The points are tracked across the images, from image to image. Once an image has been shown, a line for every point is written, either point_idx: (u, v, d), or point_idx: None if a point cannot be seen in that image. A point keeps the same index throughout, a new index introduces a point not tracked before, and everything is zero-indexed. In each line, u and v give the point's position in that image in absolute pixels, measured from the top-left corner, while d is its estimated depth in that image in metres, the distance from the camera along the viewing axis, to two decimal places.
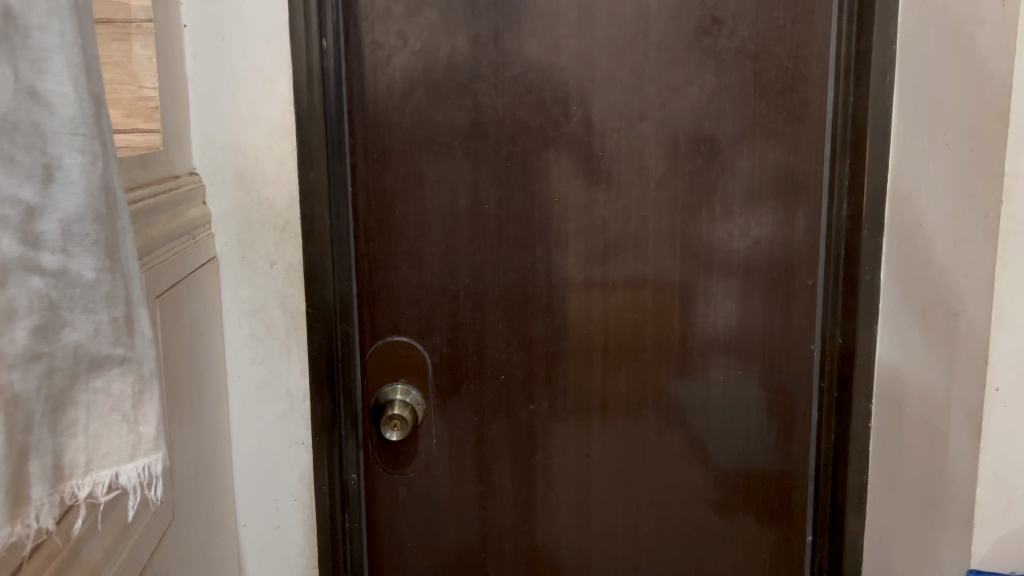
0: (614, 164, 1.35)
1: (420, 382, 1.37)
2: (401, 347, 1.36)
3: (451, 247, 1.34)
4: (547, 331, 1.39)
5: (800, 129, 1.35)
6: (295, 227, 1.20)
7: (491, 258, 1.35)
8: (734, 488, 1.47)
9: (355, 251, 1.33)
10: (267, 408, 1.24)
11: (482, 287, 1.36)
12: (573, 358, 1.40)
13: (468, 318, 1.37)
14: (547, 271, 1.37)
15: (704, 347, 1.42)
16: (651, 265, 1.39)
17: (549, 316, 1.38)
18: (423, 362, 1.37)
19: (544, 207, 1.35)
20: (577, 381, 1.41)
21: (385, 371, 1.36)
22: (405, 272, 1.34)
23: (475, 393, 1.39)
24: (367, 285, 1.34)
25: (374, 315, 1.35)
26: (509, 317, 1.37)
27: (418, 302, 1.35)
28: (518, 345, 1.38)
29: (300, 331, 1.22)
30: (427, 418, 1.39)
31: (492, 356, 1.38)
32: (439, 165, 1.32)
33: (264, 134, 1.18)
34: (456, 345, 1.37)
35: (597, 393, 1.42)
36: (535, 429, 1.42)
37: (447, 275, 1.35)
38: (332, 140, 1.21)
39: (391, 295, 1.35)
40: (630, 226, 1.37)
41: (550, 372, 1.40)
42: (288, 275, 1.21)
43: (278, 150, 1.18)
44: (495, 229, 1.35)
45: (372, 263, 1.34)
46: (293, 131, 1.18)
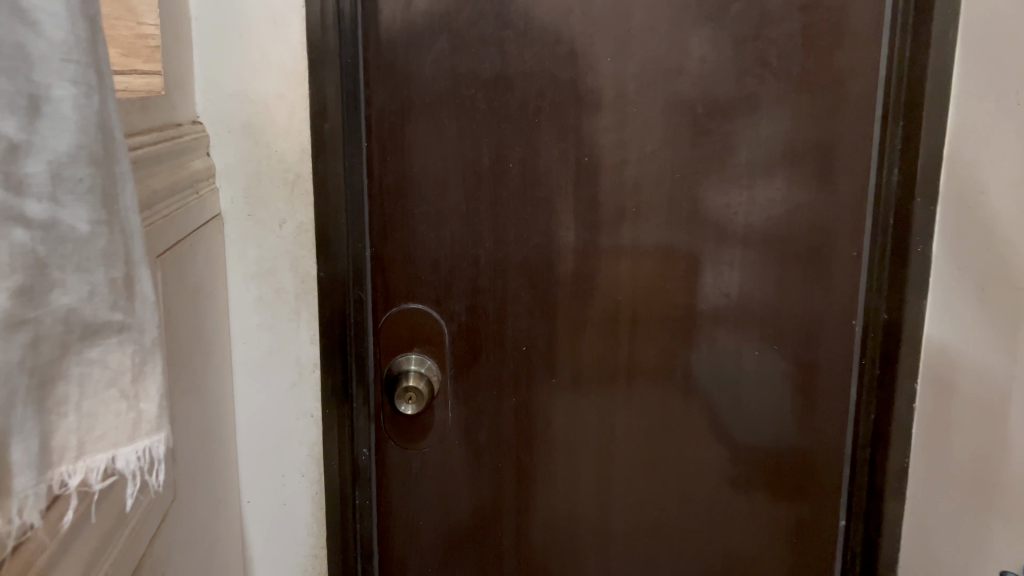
0: (649, 122, 1.25)
1: (436, 351, 1.29)
2: (416, 314, 1.27)
3: (472, 208, 1.25)
4: (572, 300, 1.30)
5: (850, 88, 1.26)
6: (306, 182, 1.11)
7: (515, 221, 1.26)
8: (764, 467, 1.39)
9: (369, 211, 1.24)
10: (275, 378, 1.15)
11: (504, 252, 1.27)
12: (598, 328, 1.32)
13: (489, 285, 1.28)
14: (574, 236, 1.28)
15: (737, 319, 1.34)
16: (684, 232, 1.30)
17: (575, 284, 1.30)
18: (440, 331, 1.28)
19: (572, 168, 1.26)
20: (601, 353, 1.33)
21: (399, 340, 1.27)
22: (422, 233, 1.25)
23: (494, 365, 1.31)
24: (381, 248, 1.25)
25: (387, 279, 1.26)
26: (533, 285, 1.29)
27: (436, 267, 1.27)
28: (541, 316, 1.30)
29: (310, 296, 1.14)
30: (442, 390, 1.31)
31: (513, 325, 1.30)
32: (461, 119, 1.22)
33: (273, 81, 1.08)
34: (475, 313, 1.29)
35: (622, 366, 1.34)
36: (556, 403, 1.34)
37: (467, 239, 1.26)
38: (347, 90, 1.12)
39: (407, 259, 1.26)
40: (664, 190, 1.28)
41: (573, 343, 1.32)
42: (298, 235, 1.12)
43: (289, 98, 1.09)
44: (519, 191, 1.25)
45: (386, 225, 1.24)
46: (306, 78, 1.08)
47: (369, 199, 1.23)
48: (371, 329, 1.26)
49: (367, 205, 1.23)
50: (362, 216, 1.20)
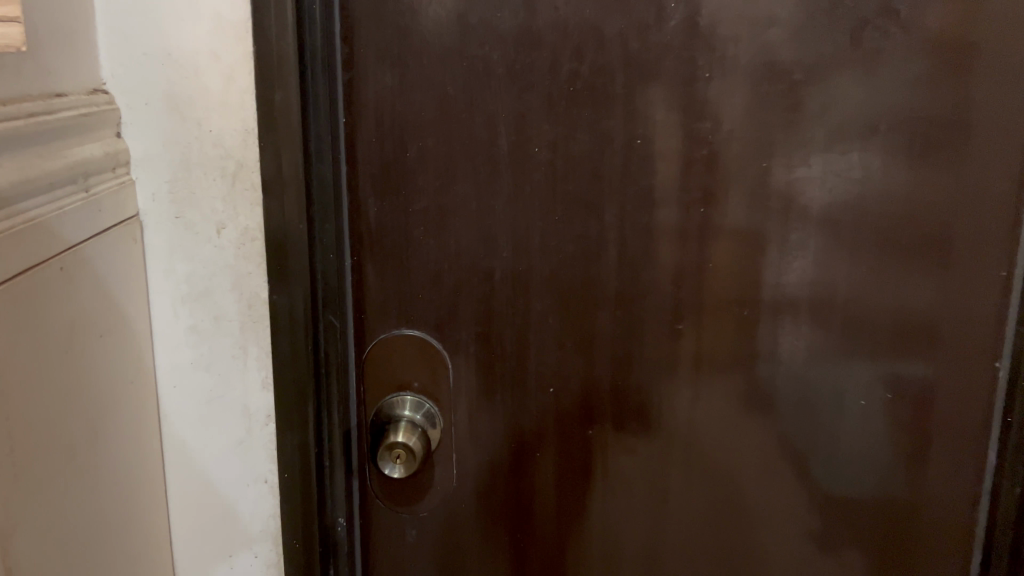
0: (728, 92, 0.92)
1: (437, 390, 0.99)
2: (412, 342, 0.97)
3: (485, 206, 0.94)
4: (617, 328, 0.98)
5: (1008, 46, 0.91)
6: (252, 174, 0.81)
7: (542, 224, 0.95)
8: (869, 548, 1.06)
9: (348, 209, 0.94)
10: (217, 433, 0.87)
11: (528, 265, 0.96)
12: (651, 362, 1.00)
13: (508, 308, 0.97)
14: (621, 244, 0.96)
15: (841, 352, 1.00)
16: (773, 239, 0.96)
17: (621, 307, 0.97)
18: (442, 364, 0.98)
19: (621, 152, 0.94)
20: (657, 398, 1.01)
21: (390, 375, 0.98)
22: (420, 238, 0.95)
23: (512, 410, 1.00)
24: (364, 257, 0.95)
25: (373, 297, 0.97)
26: (564, 309, 0.97)
27: (437, 282, 0.96)
28: (576, 349, 0.98)
29: (259, 327, 0.85)
30: (445, 440, 1.01)
31: (539, 358, 0.98)
32: (471, 86, 0.91)
33: (205, 35, 0.78)
34: (489, 344, 0.98)
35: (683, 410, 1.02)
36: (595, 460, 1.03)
37: (479, 248, 0.95)
38: (308, 49, 0.81)
39: (399, 272, 0.96)
40: (747, 183, 0.95)
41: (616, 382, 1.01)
42: (243, 245, 0.83)
43: (226, 59, 0.79)
44: (547, 183, 0.94)
45: (372, 227, 0.94)
46: (249, 31, 0.78)
47: (348, 193, 0.93)
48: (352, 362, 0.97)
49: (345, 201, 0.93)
50: (336, 217, 0.90)
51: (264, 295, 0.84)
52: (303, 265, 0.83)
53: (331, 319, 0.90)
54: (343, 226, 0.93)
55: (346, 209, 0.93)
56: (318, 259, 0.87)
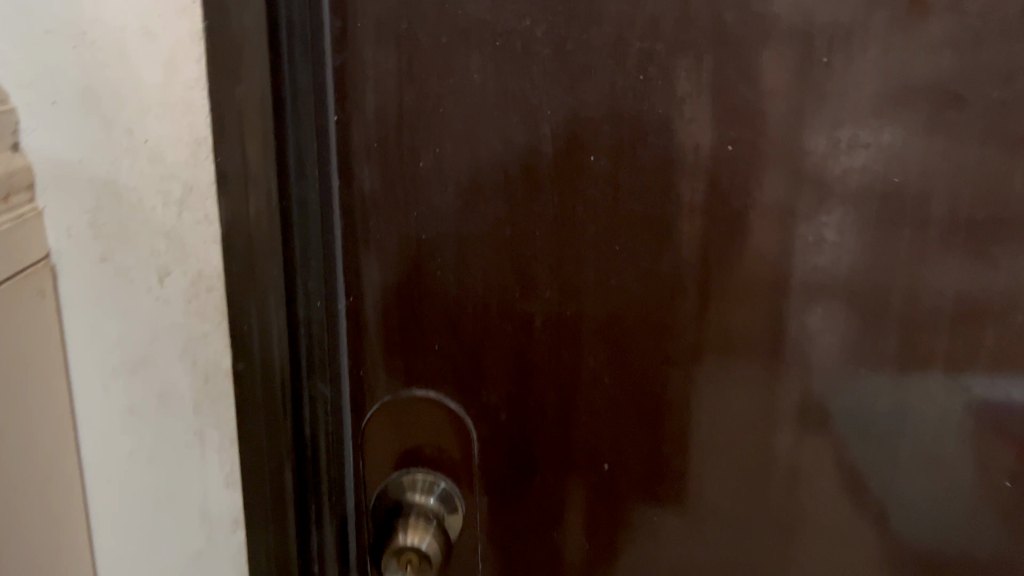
0: (856, 83, 0.65)
1: (455, 467, 0.77)
2: (424, 405, 0.75)
3: (522, 233, 0.71)
4: (691, 395, 0.74)
5: None
6: (204, 201, 0.58)
7: (598, 257, 0.71)
8: None
9: (336, 236, 0.71)
10: (166, 545, 0.65)
11: (578, 308, 0.73)
12: (747, 441, 0.74)
13: (551, 363, 0.74)
14: (704, 287, 0.71)
15: (996, 438, 0.72)
16: (937, 283, 0.69)
17: (697, 368, 0.73)
18: (463, 434, 0.76)
19: (715, 165, 0.68)
20: (739, 488, 0.76)
21: (397, 446, 0.76)
22: (435, 273, 0.72)
23: (554, 493, 0.77)
24: (361, 297, 0.73)
25: (371, 348, 0.74)
26: (625, 366, 0.74)
27: (455, 330, 0.73)
28: (641, 418, 0.75)
29: (220, 408, 0.62)
30: (469, 528, 0.79)
31: (589, 429, 0.76)
32: (504, 72, 0.67)
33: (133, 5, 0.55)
34: (524, 408, 0.75)
35: (788, 503, 0.76)
36: (665, 557, 0.79)
37: (512, 286, 0.72)
38: (284, 23, 0.57)
39: (405, 317, 0.73)
40: (880, 210, 0.67)
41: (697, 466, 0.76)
42: (195, 297, 0.60)
43: (165, 38, 0.55)
44: (608, 205, 0.70)
45: (370, 259, 0.72)
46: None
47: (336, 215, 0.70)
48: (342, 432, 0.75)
49: (333, 226, 0.70)
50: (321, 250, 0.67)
51: (227, 366, 0.61)
52: (279, 323, 0.61)
53: (318, 386, 0.68)
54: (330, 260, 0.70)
55: (333, 237, 0.71)
56: (299, 309, 0.65)
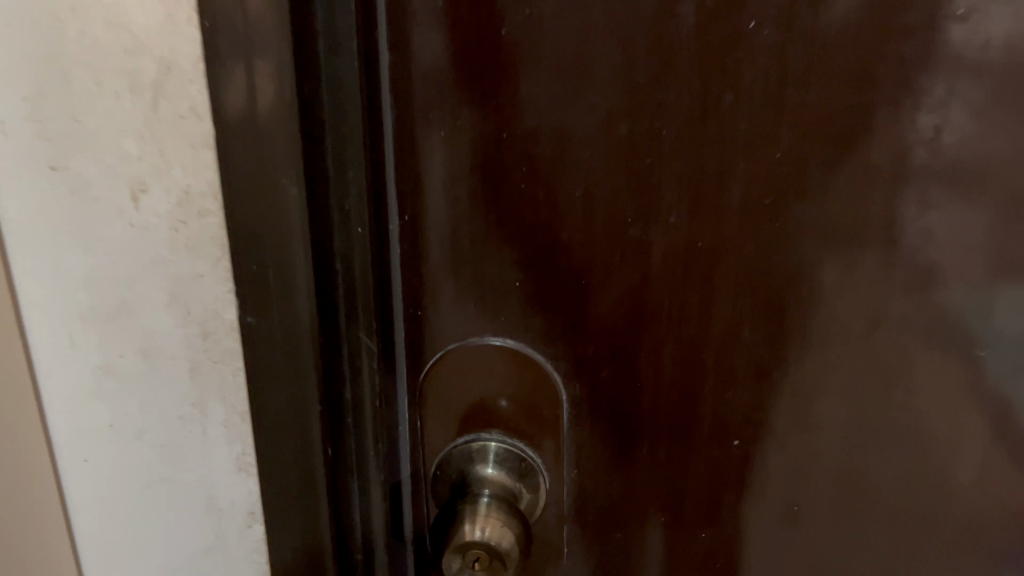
0: None
1: (538, 434, 0.60)
2: (500, 356, 0.58)
3: (643, 134, 0.51)
4: (860, 357, 0.56)
5: None
6: (189, 85, 0.40)
7: (748, 168, 0.51)
8: None
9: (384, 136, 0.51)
10: (165, 538, 0.50)
11: (714, 236, 0.53)
12: (934, 413, 0.57)
13: (673, 309, 0.55)
14: (899, 211, 0.51)
15: None
16: None
17: (872, 323, 0.55)
18: (549, 394, 0.59)
19: (925, 39, 0.47)
20: (910, 476, 0.59)
21: (464, 404, 0.60)
22: (519, 188, 0.53)
23: (665, 469, 0.60)
24: (417, 217, 0.54)
25: (430, 284, 0.56)
26: (773, 316, 0.55)
27: (544, 264, 0.55)
28: (790, 381, 0.57)
29: (225, 372, 0.45)
30: (549, 509, 0.62)
31: (717, 394, 0.58)
32: None
33: None
34: (632, 365, 0.57)
35: (978, 482, 0.59)
36: (812, 551, 0.63)
37: (625, 208, 0.53)
38: None
39: (479, 244, 0.54)
40: None
41: (861, 444, 0.58)
42: (184, 224, 0.42)
43: None
44: (768, 93, 0.49)
45: (432, 167, 0.52)
46: None
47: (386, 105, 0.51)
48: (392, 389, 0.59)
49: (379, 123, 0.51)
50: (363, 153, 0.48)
51: (232, 317, 0.44)
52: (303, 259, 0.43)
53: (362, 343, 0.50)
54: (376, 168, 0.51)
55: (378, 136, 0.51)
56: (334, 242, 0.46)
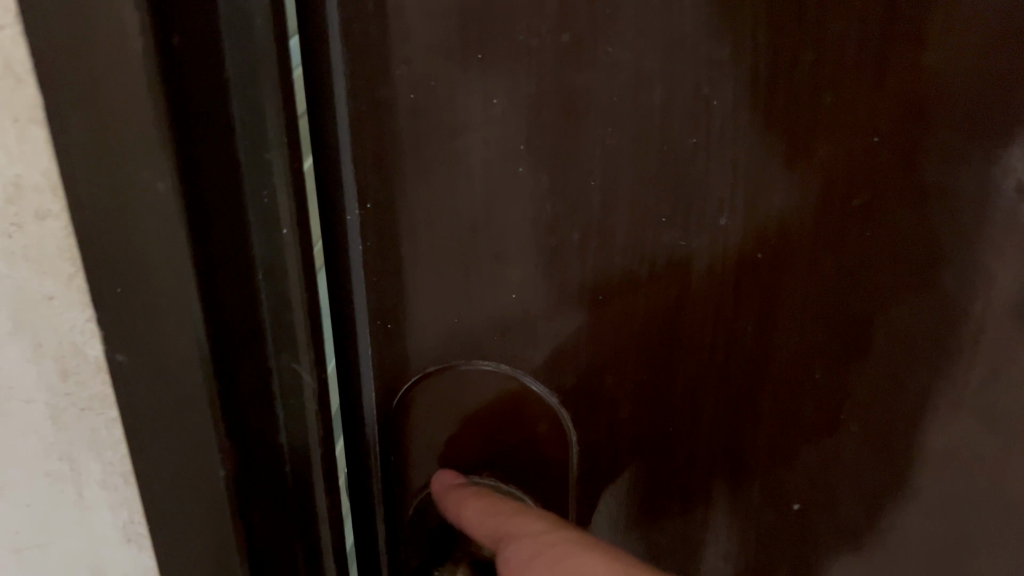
0: None
1: (537, 477, 0.49)
2: (488, 384, 0.46)
3: (682, 110, 0.37)
4: (974, 413, 0.41)
5: None
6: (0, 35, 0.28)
7: (832, 158, 0.37)
8: None
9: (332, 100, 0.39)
10: None
11: (778, 248, 0.40)
12: None
13: (718, 335, 0.43)
14: None
15: None
16: None
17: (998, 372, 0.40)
18: (553, 430, 0.47)
19: None
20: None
21: (450, 439, 0.48)
22: (512, 174, 0.40)
23: (701, 522, 0.49)
24: (382, 206, 0.42)
25: (403, 289, 0.44)
26: (853, 354, 0.41)
27: (546, 271, 0.42)
28: (871, 437, 0.43)
29: (95, 422, 0.35)
30: None
31: (777, 440, 0.45)
32: None
33: None
34: (662, 400, 0.45)
35: None
36: None
37: (657, 206, 0.40)
38: None
39: (463, 244, 0.42)
40: None
41: (963, 518, 0.44)
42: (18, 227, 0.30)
43: None
44: (868, 51, 0.35)
45: (397, 142, 0.40)
46: None
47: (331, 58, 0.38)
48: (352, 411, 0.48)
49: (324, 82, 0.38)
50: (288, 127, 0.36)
51: (96, 354, 0.33)
52: (180, 283, 0.31)
53: (298, 379, 0.38)
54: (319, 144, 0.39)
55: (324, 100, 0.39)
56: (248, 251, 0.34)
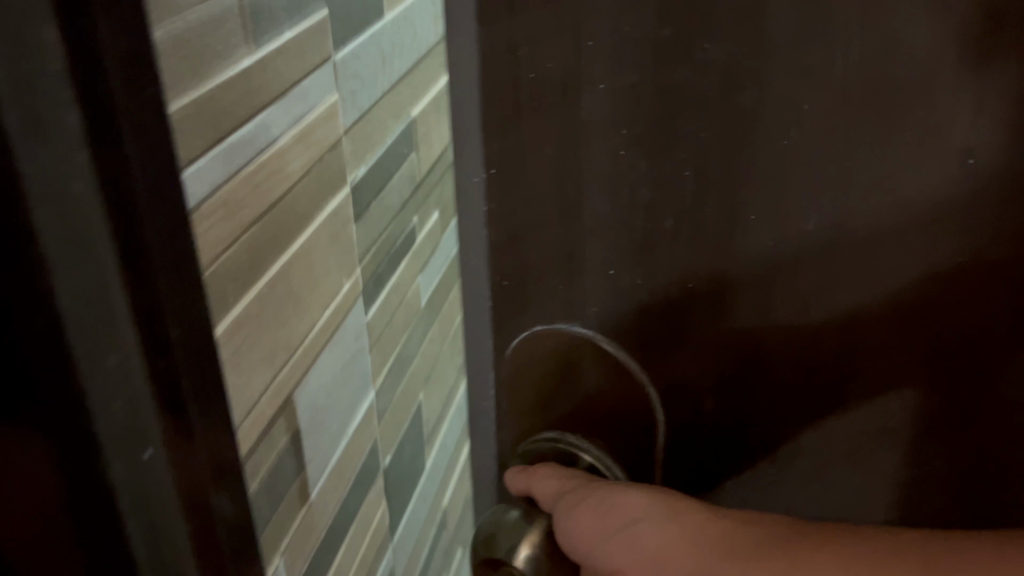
0: None
1: (626, 438, 0.51)
2: (575, 344, 0.49)
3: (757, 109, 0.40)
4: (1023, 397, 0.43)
5: None
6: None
7: (890, 171, 0.40)
8: None
9: (268, 157, 0.43)
10: None
11: (850, 255, 0.42)
12: None
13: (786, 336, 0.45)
14: None
15: None
16: None
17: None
18: (634, 394, 0.50)
19: None
20: None
21: (541, 393, 0.52)
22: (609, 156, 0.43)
23: (767, 502, 0.50)
24: (315, 216, 0.48)
25: (514, 254, 0.48)
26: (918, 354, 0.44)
27: (646, 240, 0.45)
28: (934, 435, 0.45)
29: None
30: None
31: (837, 425, 0.47)
32: None
33: None
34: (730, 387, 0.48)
35: None
36: None
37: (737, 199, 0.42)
38: None
39: (563, 215, 0.46)
40: None
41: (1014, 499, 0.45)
42: None
43: None
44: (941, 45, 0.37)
45: (526, 108, 0.43)
46: None
47: (323, 80, 0.47)
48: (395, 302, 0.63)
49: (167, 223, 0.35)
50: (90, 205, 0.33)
51: None
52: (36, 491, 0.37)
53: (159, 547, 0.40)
54: (314, 150, 0.47)
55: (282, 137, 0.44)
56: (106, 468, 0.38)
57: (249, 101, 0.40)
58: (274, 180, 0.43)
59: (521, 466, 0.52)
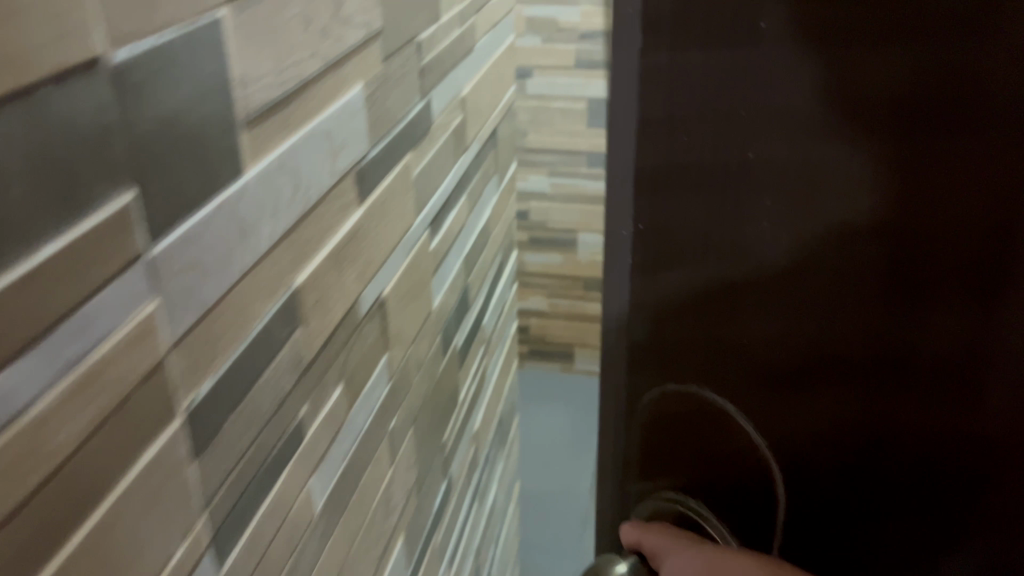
0: None
1: (726, 482, 0.55)
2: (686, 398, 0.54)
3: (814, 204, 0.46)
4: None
5: None
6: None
7: (914, 240, 0.45)
8: None
9: (355, 143, 0.27)
10: None
11: (904, 292, 0.46)
12: None
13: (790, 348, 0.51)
14: None
15: None
16: None
17: None
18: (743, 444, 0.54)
19: None
20: None
21: (661, 442, 0.56)
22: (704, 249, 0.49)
23: (864, 540, 0.54)
24: (345, 339, 0.28)
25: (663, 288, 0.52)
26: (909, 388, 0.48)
27: (736, 303, 0.50)
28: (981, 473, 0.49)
29: None
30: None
31: (884, 461, 0.51)
32: None
33: None
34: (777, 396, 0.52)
35: None
36: None
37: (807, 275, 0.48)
38: None
39: (703, 257, 0.50)
40: None
41: None
42: None
43: None
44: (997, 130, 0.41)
45: (678, 151, 0.47)
46: None
47: (416, 184, 0.34)
48: (443, 471, 0.44)
49: (236, 174, 0.20)
50: (148, 126, 0.17)
51: None
52: None
53: None
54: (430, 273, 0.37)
55: (363, 139, 0.27)
56: None
57: (348, 104, 0.26)
58: (335, 237, 0.26)
59: (637, 525, 0.50)
